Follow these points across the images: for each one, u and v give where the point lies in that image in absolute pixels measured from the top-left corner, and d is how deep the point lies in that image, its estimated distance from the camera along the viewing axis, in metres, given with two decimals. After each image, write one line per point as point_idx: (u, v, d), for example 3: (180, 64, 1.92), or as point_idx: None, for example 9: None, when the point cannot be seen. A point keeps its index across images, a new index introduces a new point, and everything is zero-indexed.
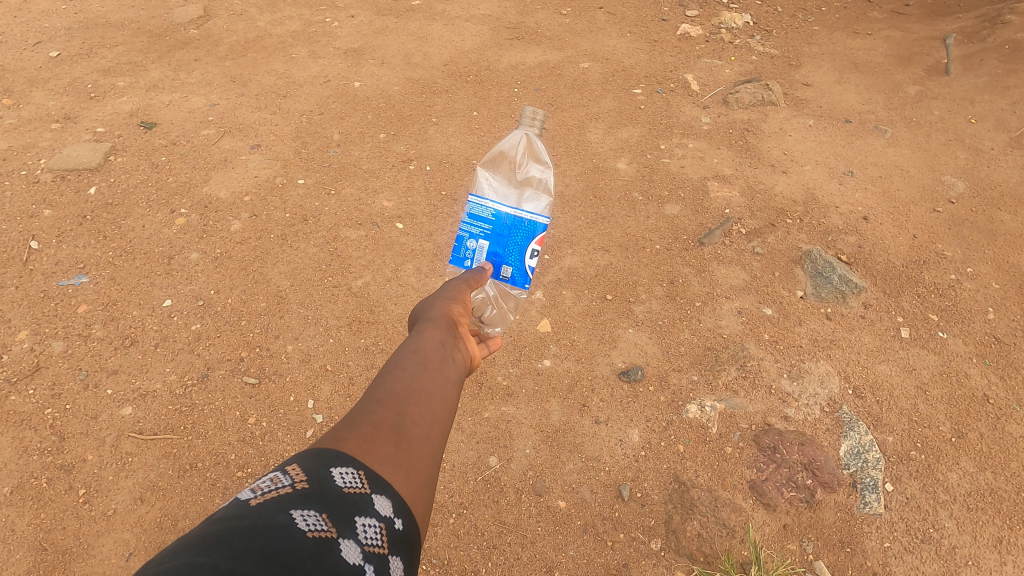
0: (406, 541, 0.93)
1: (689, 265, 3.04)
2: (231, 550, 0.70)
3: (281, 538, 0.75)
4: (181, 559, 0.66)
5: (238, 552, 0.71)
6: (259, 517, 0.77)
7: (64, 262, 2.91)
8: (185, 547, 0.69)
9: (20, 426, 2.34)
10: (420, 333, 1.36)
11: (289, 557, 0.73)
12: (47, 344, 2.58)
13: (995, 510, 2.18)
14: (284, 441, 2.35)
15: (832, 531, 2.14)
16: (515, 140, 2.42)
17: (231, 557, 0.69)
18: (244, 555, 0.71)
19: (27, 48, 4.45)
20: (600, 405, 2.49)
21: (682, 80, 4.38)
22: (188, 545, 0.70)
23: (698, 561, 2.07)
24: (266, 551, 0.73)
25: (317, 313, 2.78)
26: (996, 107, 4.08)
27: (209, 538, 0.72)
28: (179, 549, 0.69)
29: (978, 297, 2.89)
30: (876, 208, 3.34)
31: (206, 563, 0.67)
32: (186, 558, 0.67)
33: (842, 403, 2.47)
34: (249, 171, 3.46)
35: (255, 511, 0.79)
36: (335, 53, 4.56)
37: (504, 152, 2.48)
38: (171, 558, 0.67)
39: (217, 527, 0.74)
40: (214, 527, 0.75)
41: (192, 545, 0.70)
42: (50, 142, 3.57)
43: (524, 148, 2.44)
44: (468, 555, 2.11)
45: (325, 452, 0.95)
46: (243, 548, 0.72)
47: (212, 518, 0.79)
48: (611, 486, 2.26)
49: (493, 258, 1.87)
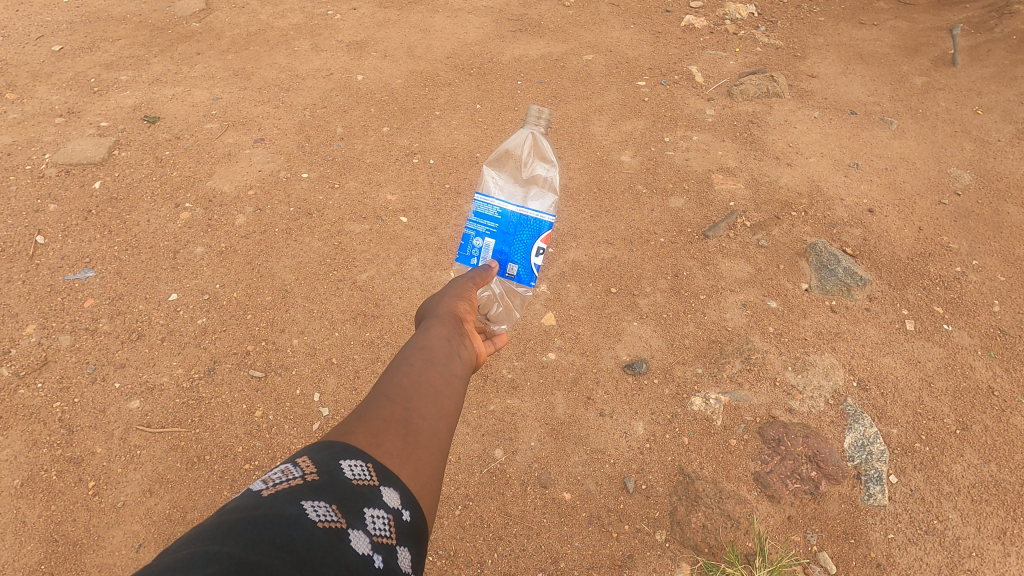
0: (414, 533, 0.94)
1: (693, 258, 3.03)
2: (245, 539, 0.72)
3: (293, 528, 0.77)
4: (196, 548, 0.68)
5: (252, 541, 0.72)
6: (271, 507, 0.79)
7: (69, 256, 2.93)
8: (199, 537, 0.71)
9: (29, 420, 2.36)
10: (426, 330, 1.37)
11: (301, 547, 0.75)
12: (54, 338, 2.60)
13: (998, 501, 2.19)
14: (290, 435, 2.37)
15: (836, 523, 2.15)
16: (521, 139, 2.45)
17: (244, 546, 0.71)
18: (257, 544, 0.72)
19: (29, 42, 4.45)
20: (605, 398, 2.50)
21: (686, 71, 4.36)
22: (203, 533, 0.72)
23: (703, 552, 2.09)
24: (278, 540, 0.74)
25: (322, 307, 2.79)
26: (1003, 98, 4.05)
27: (224, 526, 0.73)
28: (194, 539, 0.71)
29: (984, 289, 2.88)
30: (881, 200, 3.33)
31: (221, 552, 0.68)
32: (201, 547, 0.68)
33: (847, 396, 2.47)
34: (253, 164, 3.46)
35: (267, 502, 0.80)
36: (337, 46, 4.55)
37: (511, 152, 2.52)
38: (187, 547, 0.69)
39: (230, 517, 0.76)
40: (229, 517, 0.76)
41: (206, 534, 0.72)
42: (54, 137, 3.57)
43: (530, 147, 2.44)
44: (474, 546, 2.12)
45: (334, 445, 0.95)
46: (256, 537, 0.73)
47: (225, 508, 0.80)
48: (616, 478, 2.27)
49: (498, 255, 1.87)
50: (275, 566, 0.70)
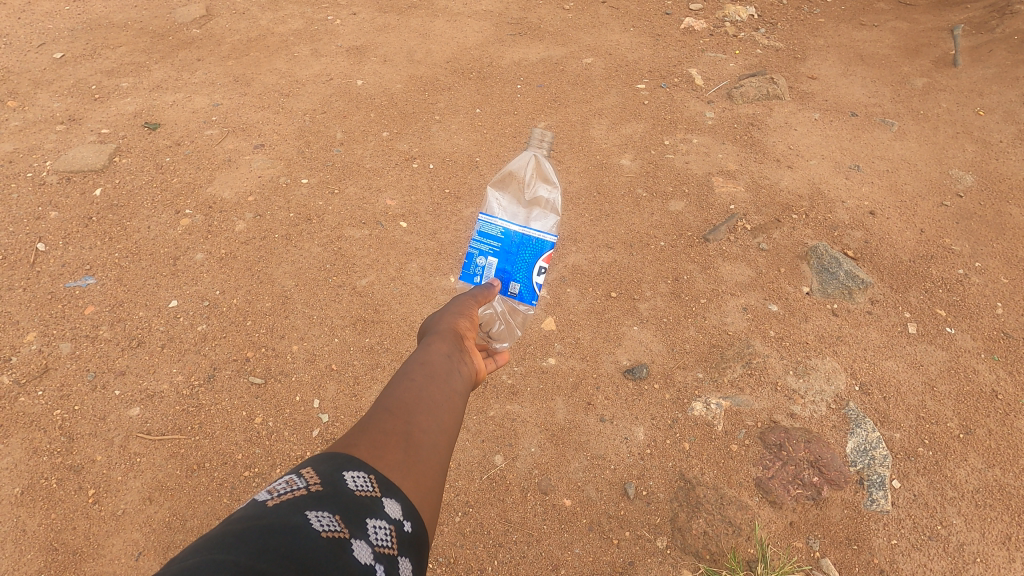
0: (415, 543, 0.93)
1: (694, 262, 3.02)
2: (251, 548, 0.71)
3: (297, 537, 0.76)
4: (204, 556, 0.68)
5: (258, 549, 0.72)
6: (276, 516, 0.78)
7: (70, 263, 2.93)
8: (205, 545, 0.70)
9: (29, 427, 2.36)
10: (427, 346, 1.36)
11: (306, 555, 0.74)
12: (55, 346, 2.61)
13: (1003, 506, 2.17)
14: (289, 441, 2.36)
15: (838, 529, 2.13)
16: (524, 161, 2.52)
17: (250, 555, 0.70)
18: (263, 552, 0.72)
19: (31, 50, 4.46)
20: (605, 403, 2.49)
21: (686, 74, 4.35)
22: (209, 542, 0.71)
23: (704, 559, 2.08)
24: (283, 549, 0.73)
25: (322, 313, 2.79)
26: (1005, 99, 4.03)
27: (230, 536, 0.73)
28: (201, 547, 0.70)
29: (987, 291, 2.86)
30: (883, 203, 3.32)
31: (228, 560, 0.68)
32: (208, 555, 0.68)
33: (849, 400, 2.45)
34: (253, 170, 3.47)
35: (272, 512, 0.79)
36: (337, 51, 4.56)
37: (513, 174, 2.53)
38: (193, 556, 0.68)
39: (235, 527, 0.75)
40: (234, 526, 0.76)
41: (213, 543, 0.71)
42: (55, 144, 3.58)
43: (532, 170, 2.50)
44: (474, 554, 2.11)
45: (337, 456, 0.95)
46: (261, 545, 0.72)
47: (230, 518, 0.79)
48: (616, 484, 2.26)
49: (501, 274, 1.87)
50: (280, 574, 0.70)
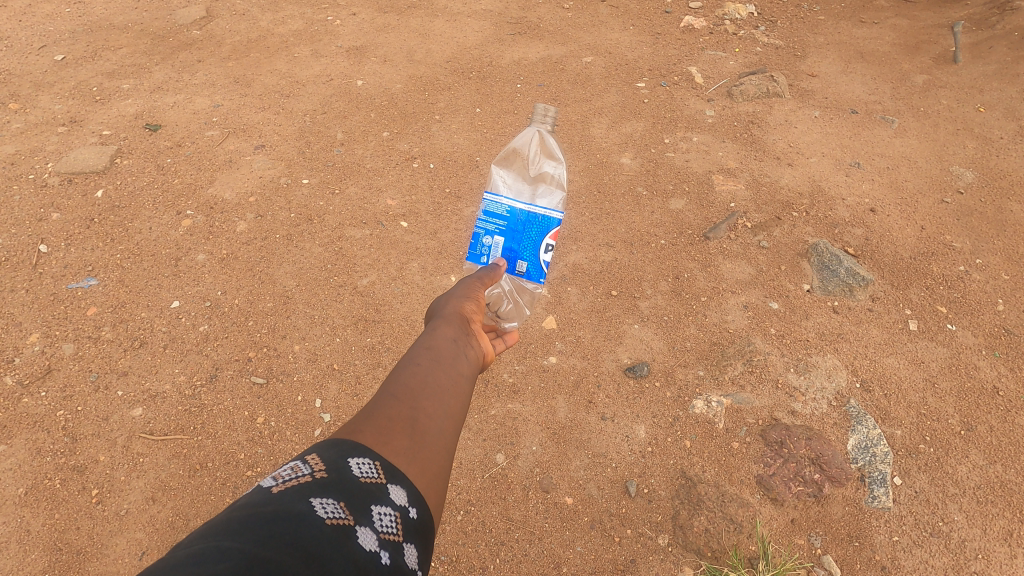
0: (421, 529, 0.94)
1: (694, 260, 3.02)
2: (256, 535, 0.72)
3: (302, 524, 0.76)
4: (209, 544, 0.68)
5: (263, 536, 0.72)
6: (281, 503, 0.79)
7: (72, 265, 2.94)
8: (210, 533, 0.71)
9: (33, 428, 2.37)
10: (433, 330, 1.37)
11: (312, 543, 0.75)
12: (57, 347, 2.62)
13: (1005, 503, 2.17)
14: (292, 440, 2.37)
15: (840, 525, 2.14)
16: (528, 137, 2.44)
17: (255, 542, 0.70)
18: (268, 539, 0.72)
19: (33, 52, 4.48)
20: (606, 401, 2.49)
21: (686, 72, 4.35)
22: (214, 529, 0.72)
23: (705, 556, 2.08)
24: (288, 537, 0.74)
25: (323, 312, 2.80)
26: (1006, 95, 4.03)
27: (235, 522, 0.73)
28: (205, 535, 0.71)
29: (988, 288, 2.86)
30: (883, 200, 3.32)
31: (233, 547, 0.68)
32: (213, 542, 0.68)
33: (850, 397, 2.46)
34: (254, 171, 3.48)
35: (277, 499, 0.80)
36: (337, 51, 4.56)
37: (517, 150, 2.47)
38: (198, 543, 0.69)
39: (240, 513, 0.76)
40: (239, 513, 0.76)
41: (218, 531, 0.72)
42: (56, 146, 3.59)
43: (537, 146, 2.44)
44: (477, 552, 2.12)
45: (343, 443, 0.96)
46: (266, 533, 0.73)
47: (235, 505, 0.80)
48: (618, 482, 2.27)
49: (508, 253, 1.87)
50: (286, 561, 0.70)
